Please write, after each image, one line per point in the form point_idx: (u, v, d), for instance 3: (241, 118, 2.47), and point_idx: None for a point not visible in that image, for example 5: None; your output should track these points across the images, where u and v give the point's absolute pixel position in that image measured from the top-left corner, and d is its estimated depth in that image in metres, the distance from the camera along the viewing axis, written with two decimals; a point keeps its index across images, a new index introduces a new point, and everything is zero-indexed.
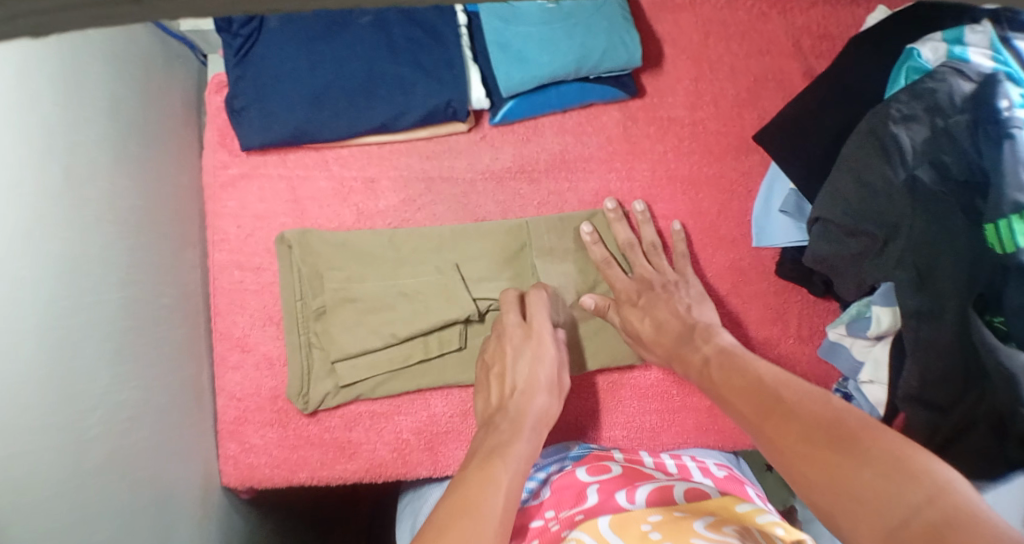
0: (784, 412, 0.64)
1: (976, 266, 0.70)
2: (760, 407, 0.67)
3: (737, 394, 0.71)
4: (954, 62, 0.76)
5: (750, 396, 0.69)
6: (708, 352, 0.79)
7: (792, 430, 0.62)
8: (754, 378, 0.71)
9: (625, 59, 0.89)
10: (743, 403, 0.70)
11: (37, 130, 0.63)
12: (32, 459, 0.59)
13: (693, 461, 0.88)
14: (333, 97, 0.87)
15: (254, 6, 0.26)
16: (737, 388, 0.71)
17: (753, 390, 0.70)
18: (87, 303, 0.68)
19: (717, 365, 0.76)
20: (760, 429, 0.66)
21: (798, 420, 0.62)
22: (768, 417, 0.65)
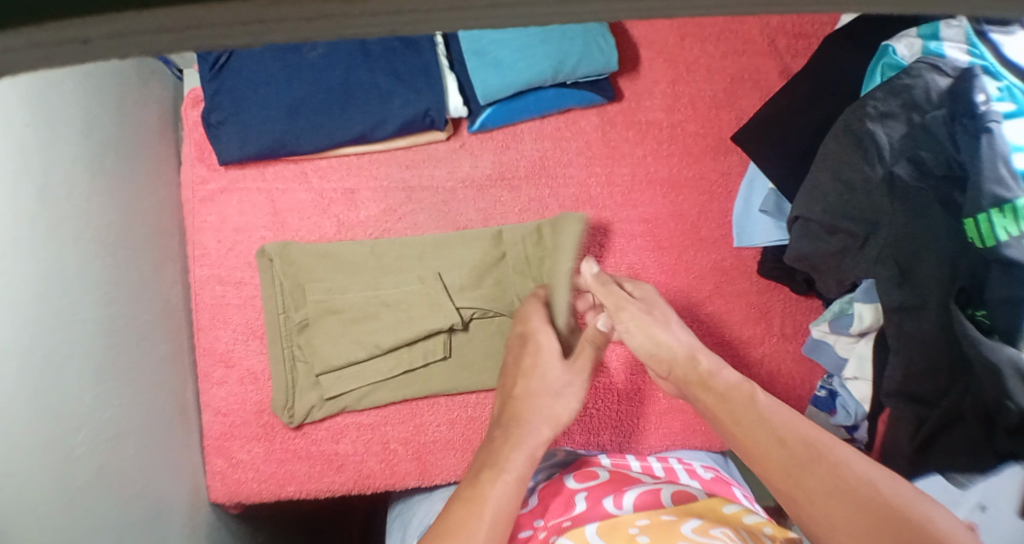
0: (822, 469, 0.62)
1: (957, 259, 0.71)
2: (791, 452, 0.64)
3: (758, 429, 0.68)
4: (929, 58, 0.76)
5: (775, 437, 0.66)
6: (716, 388, 0.73)
7: (836, 492, 0.60)
8: (775, 414, 0.69)
9: (601, 64, 0.90)
10: (764, 447, 0.66)
11: (13, 149, 0.63)
12: (20, 482, 0.59)
13: (681, 464, 0.87)
14: (310, 108, 0.87)
15: (205, 40, 0.21)
16: (754, 423, 0.68)
17: (775, 431, 0.67)
18: (68, 323, 0.68)
19: (724, 403, 0.71)
20: (784, 478, 0.63)
21: (836, 479, 0.61)
22: (799, 468, 0.63)
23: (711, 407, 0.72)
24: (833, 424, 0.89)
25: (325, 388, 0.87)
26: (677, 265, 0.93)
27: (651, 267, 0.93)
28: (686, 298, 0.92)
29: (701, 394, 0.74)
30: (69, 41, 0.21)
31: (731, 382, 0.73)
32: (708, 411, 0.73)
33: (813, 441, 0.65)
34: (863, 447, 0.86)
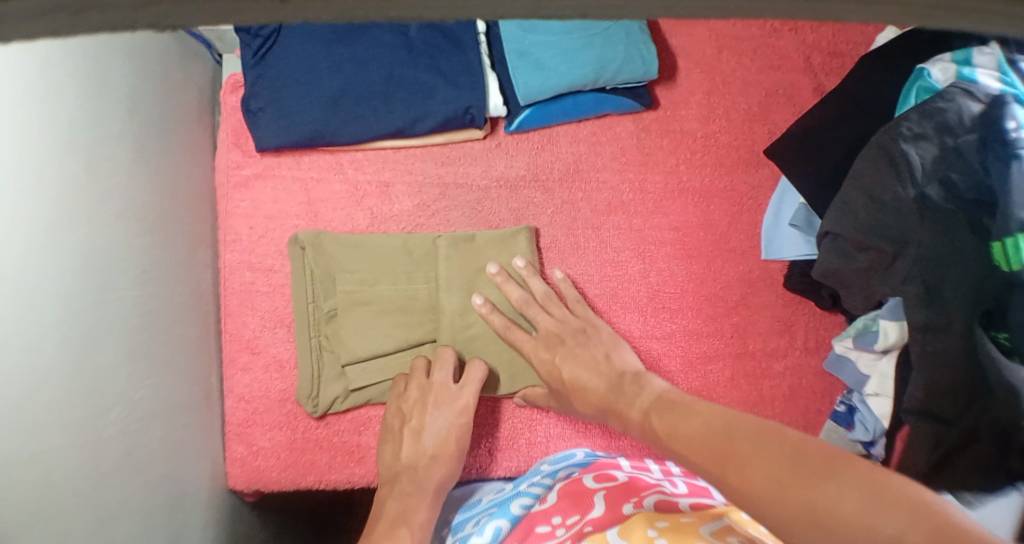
0: (740, 452, 0.59)
1: (982, 279, 0.71)
2: (708, 450, 0.62)
3: (680, 429, 0.68)
4: (963, 83, 0.77)
5: (694, 438, 0.65)
6: (643, 406, 0.75)
7: (763, 458, 0.57)
8: (692, 413, 0.69)
9: (642, 71, 0.91)
10: (690, 449, 0.65)
11: (60, 129, 0.63)
12: (55, 458, 0.59)
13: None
14: (352, 99, 0.87)
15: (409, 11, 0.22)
16: (675, 427, 0.68)
17: (691, 426, 0.67)
18: (106, 300, 0.68)
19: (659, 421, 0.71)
20: (714, 463, 0.60)
21: (762, 455, 0.57)
22: (717, 460, 0.60)
23: (641, 428, 0.74)
24: (851, 440, 0.89)
25: (353, 379, 0.87)
26: (704, 274, 0.94)
27: (678, 274, 0.94)
28: (711, 306, 0.94)
29: (627, 418, 0.77)
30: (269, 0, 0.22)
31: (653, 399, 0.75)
32: (644, 434, 0.73)
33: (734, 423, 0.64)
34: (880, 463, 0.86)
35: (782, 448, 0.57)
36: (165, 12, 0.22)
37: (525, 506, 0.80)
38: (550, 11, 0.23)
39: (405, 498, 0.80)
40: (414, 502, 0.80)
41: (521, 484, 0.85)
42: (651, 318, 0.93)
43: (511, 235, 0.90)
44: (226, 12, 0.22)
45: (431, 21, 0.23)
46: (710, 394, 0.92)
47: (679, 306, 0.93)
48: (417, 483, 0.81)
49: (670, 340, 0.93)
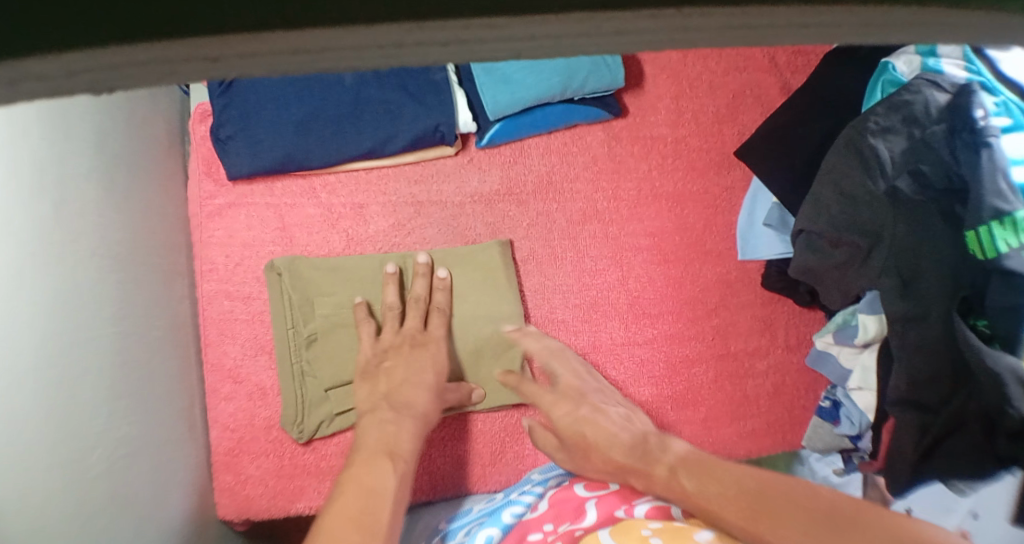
0: (769, 500, 0.65)
1: (958, 268, 0.72)
2: (736, 494, 0.67)
3: (708, 489, 0.69)
4: (928, 74, 0.77)
5: (719, 489, 0.68)
6: (669, 465, 0.75)
7: (798, 521, 0.61)
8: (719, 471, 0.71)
9: (609, 79, 0.92)
10: (710, 498, 0.68)
11: (28, 168, 0.62)
12: (39, 504, 0.58)
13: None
14: (320, 123, 0.87)
15: (337, 62, 0.22)
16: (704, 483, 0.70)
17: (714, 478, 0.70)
18: (84, 340, 0.67)
19: (677, 473, 0.73)
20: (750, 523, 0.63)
21: (793, 501, 0.63)
22: (744, 506, 0.65)
23: (666, 479, 0.73)
24: (837, 435, 0.89)
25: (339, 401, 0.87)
26: (682, 278, 0.95)
27: (656, 279, 0.94)
28: (691, 309, 0.94)
29: (651, 468, 0.76)
30: (198, 58, 0.22)
31: (677, 456, 0.76)
32: (669, 485, 0.72)
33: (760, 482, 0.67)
34: (868, 456, 0.86)
35: (812, 501, 0.63)
36: (103, 77, 0.22)
37: (515, 515, 0.79)
38: (485, 52, 0.22)
39: (388, 428, 0.77)
40: (402, 431, 0.78)
41: (513, 493, 0.84)
42: (632, 324, 0.93)
43: (486, 248, 0.90)
44: (164, 75, 0.22)
45: (366, 69, 0.22)
46: (695, 397, 0.92)
47: (659, 310, 0.94)
48: (405, 413, 0.79)
49: (653, 345, 0.93)
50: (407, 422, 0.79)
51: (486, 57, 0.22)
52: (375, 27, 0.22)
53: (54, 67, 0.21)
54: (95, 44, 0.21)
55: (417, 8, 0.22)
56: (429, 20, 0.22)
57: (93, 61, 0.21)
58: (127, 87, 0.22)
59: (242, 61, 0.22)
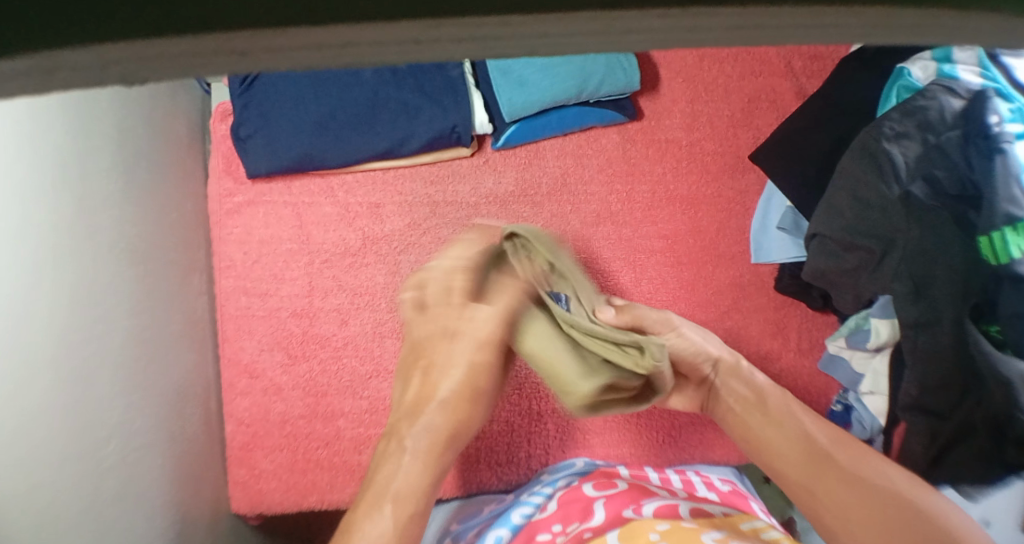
0: (835, 473, 0.70)
1: (972, 274, 0.72)
2: (795, 459, 0.73)
3: (776, 435, 0.76)
4: (944, 80, 0.77)
5: (786, 440, 0.75)
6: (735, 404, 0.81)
7: (855, 497, 0.67)
8: (788, 416, 0.77)
9: (624, 82, 0.92)
10: (774, 452, 0.75)
11: (49, 163, 0.64)
12: (54, 491, 0.59)
13: (696, 476, 0.89)
14: (338, 123, 0.88)
15: (359, 56, 0.22)
16: (770, 425, 0.77)
17: (797, 434, 0.75)
18: (99, 334, 0.68)
19: (745, 412, 0.79)
20: (811, 479, 0.71)
21: (856, 486, 0.68)
22: (808, 477, 0.71)
23: (730, 424, 0.80)
24: (848, 439, 0.90)
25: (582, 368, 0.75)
26: (694, 281, 0.95)
27: (669, 282, 0.94)
28: (703, 312, 0.94)
29: (721, 413, 0.82)
30: (229, 52, 0.22)
31: (749, 389, 0.81)
32: (738, 436, 0.80)
33: (834, 444, 0.73)
34: None
35: (876, 485, 0.67)
36: (135, 70, 0.22)
37: (525, 515, 0.80)
38: (498, 50, 0.23)
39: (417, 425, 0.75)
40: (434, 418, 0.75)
41: (522, 494, 0.85)
42: None
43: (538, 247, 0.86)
44: (193, 66, 0.22)
45: (387, 66, 0.23)
46: None
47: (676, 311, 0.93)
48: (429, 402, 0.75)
49: None
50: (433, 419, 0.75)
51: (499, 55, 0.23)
52: (388, 27, 0.22)
53: (90, 58, 0.22)
54: (129, 39, 0.22)
55: (428, 9, 0.22)
56: (442, 19, 0.22)
57: (126, 53, 0.22)
58: (156, 75, 0.22)
59: (268, 54, 0.22)
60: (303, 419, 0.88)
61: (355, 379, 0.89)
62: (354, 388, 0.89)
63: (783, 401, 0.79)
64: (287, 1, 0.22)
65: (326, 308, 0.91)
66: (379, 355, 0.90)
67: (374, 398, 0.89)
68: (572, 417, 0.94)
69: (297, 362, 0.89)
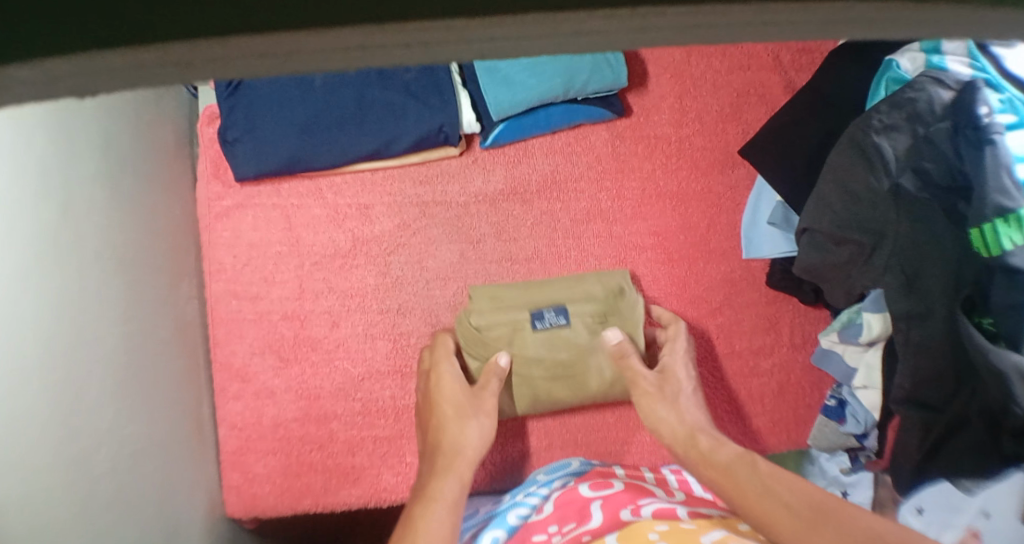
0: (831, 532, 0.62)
1: (963, 266, 0.72)
2: (794, 519, 0.65)
3: (767, 501, 0.69)
4: (933, 71, 0.76)
5: (782, 505, 0.67)
6: (728, 460, 0.77)
7: None
8: (782, 483, 0.70)
9: (612, 80, 0.92)
10: (768, 516, 0.67)
11: (35, 170, 0.63)
12: (45, 496, 0.59)
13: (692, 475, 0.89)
14: (324, 125, 0.87)
15: (280, 66, 0.26)
16: (760, 495, 0.70)
17: (785, 502, 0.67)
18: (86, 341, 0.68)
19: (727, 475, 0.74)
20: (798, 537, 0.63)
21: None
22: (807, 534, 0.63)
23: (716, 479, 0.75)
24: (842, 433, 0.89)
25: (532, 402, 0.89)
26: (686, 278, 0.95)
27: (660, 279, 0.95)
28: (695, 309, 0.95)
29: (706, 469, 0.78)
30: (169, 65, 0.26)
31: (735, 453, 0.77)
32: (718, 486, 0.74)
33: (823, 506, 0.66)
34: (874, 454, 0.86)
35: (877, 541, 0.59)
36: (81, 84, 0.26)
37: (522, 517, 0.80)
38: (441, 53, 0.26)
39: (455, 473, 0.78)
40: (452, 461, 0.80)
41: (518, 494, 0.85)
42: None
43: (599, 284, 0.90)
44: (136, 79, 0.26)
45: (331, 69, 0.26)
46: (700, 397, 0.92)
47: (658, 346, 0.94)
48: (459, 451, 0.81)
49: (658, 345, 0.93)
50: (466, 469, 0.79)
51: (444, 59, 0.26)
52: (333, 32, 0.25)
53: (40, 74, 0.25)
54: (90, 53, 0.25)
55: (365, 14, 0.25)
56: (380, 25, 0.25)
57: (74, 69, 0.25)
58: (105, 87, 0.26)
59: (207, 65, 0.26)
60: (296, 422, 0.88)
61: (347, 381, 0.90)
62: (346, 390, 0.89)
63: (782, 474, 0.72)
64: (224, 19, 0.25)
65: (316, 310, 0.91)
66: (371, 357, 0.90)
67: (367, 400, 0.89)
68: (565, 416, 0.93)
69: (289, 365, 0.89)
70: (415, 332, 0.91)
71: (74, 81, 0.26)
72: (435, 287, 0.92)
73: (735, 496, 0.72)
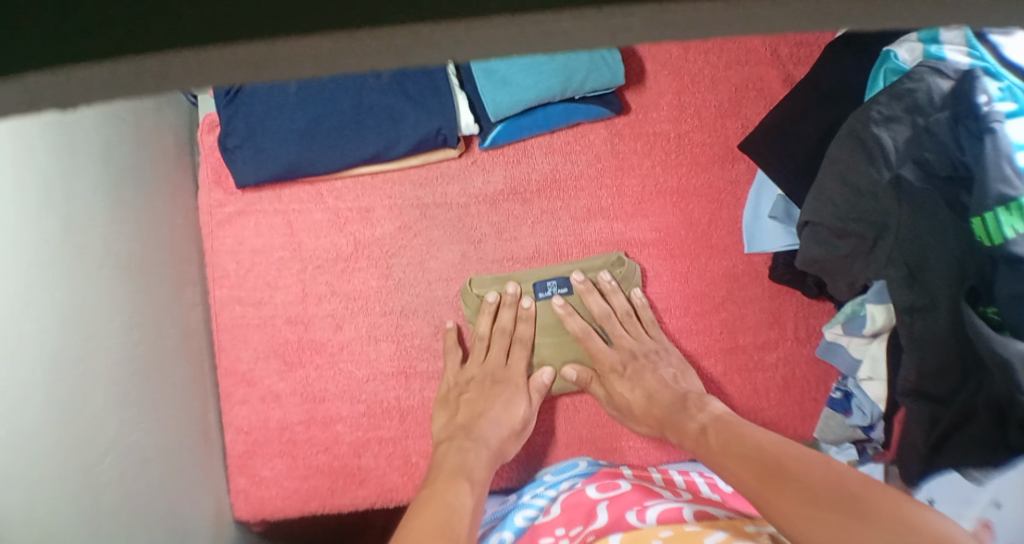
0: (771, 470, 0.70)
1: (965, 257, 0.71)
2: (744, 458, 0.73)
3: (726, 445, 0.77)
4: (931, 62, 0.77)
5: (733, 449, 0.75)
6: (702, 422, 0.82)
7: (788, 486, 0.67)
8: (731, 430, 0.78)
9: (608, 78, 0.92)
10: (722, 453, 0.76)
11: (36, 185, 0.63)
12: (52, 504, 0.60)
13: (701, 476, 0.88)
14: (324, 131, 0.87)
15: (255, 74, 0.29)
16: (720, 443, 0.78)
17: (738, 441, 0.76)
18: (90, 350, 0.68)
19: (703, 437, 0.80)
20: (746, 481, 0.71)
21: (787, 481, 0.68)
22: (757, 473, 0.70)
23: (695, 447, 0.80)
24: (848, 425, 0.89)
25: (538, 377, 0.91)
26: (687, 273, 0.95)
27: (662, 275, 0.95)
28: (697, 304, 0.95)
29: (680, 438, 0.84)
30: (149, 74, 0.28)
31: (713, 418, 0.82)
32: (698, 451, 0.80)
33: (780, 459, 0.71)
34: (881, 446, 0.87)
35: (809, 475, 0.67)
36: (64, 97, 0.28)
37: (528, 518, 0.80)
38: (416, 57, 0.29)
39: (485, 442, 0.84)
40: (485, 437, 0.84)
41: (525, 494, 0.86)
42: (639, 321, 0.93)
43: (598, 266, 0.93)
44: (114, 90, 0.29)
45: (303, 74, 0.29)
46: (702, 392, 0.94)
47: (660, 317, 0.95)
48: (507, 433, 0.86)
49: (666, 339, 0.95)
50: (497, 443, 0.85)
51: (421, 62, 0.29)
52: (305, 41, 0.28)
53: (36, 81, 0.28)
54: (93, 64, 0.28)
55: (352, 24, 0.28)
56: (363, 31, 0.28)
57: (63, 84, 0.28)
58: (85, 99, 0.29)
59: (184, 75, 0.28)
60: (301, 425, 0.89)
61: (352, 384, 0.90)
62: (352, 393, 0.90)
63: (737, 426, 0.79)
64: (201, 35, 0.28)
65: (320, 314, 0.91)
66: (375, 359, 0.91)
67: (372, 402, 0.90)
68: (569, 414, 0.93)
69: (294, 370, 0.90)
70: (419, 334, 0.92)
71: (61, 94, 0.28)
72: (437, 288, 0.92)
73: (713, 459, 0.77)
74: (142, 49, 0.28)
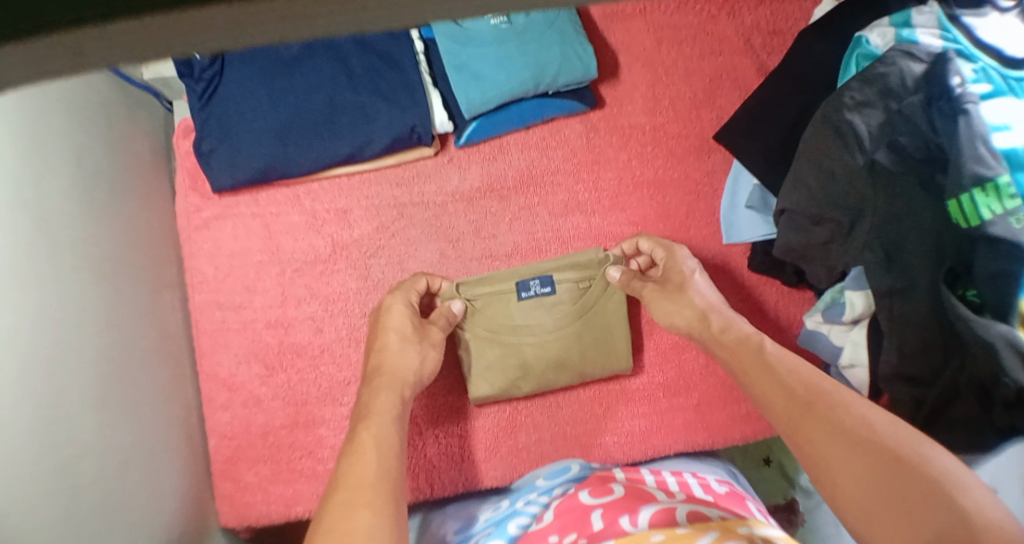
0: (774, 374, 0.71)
1: (945, 239, 0.71)
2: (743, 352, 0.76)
3: (727, 338, 0.79)
4: (904, 45, 0.76)
5: (728, 337, 0.79)
6: (730, 338, 0.79)
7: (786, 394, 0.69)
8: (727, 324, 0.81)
9: (581, 71, 0.91)
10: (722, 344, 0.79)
11: (8, 189, 0.64)
12: (29, 506, 0.59)
13: (694, 478, 0.87)
14: (297, 131, 0.88)
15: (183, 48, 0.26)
16: (717, 336, 0.80)
17: (725, 335, 0.79)
18: (65, 353, 0.68)
19: (735, 349, 0.78)
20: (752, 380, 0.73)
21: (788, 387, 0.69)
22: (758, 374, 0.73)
23: (727, 360, 0.78)
24: None
25: (519, 378, 0.89)
26: None
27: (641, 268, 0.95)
28: None
29: (717, 347, 0.80)
30: (64, 52, 0.26)
31: (740, 335, 0.79)
32: (731, 365, 0.77)
33: (821, 390, 0.67)
34: None
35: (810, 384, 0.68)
36: None
37: (521, 526, 0.78)
38: (324, 24, 0.26)
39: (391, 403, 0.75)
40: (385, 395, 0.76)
41: (518, 502, 0.83)
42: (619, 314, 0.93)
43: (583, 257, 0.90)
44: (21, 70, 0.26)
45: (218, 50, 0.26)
46: (686, 384, 0.94)
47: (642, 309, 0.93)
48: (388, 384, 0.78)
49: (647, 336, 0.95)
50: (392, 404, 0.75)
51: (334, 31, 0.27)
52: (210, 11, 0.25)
53: None
54: None
55: None
56: None
57: None
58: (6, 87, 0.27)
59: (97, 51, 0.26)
60: (284, 428, 0.89)
61: (334, 386, 0.90)
62: (334, 395, 0.90)
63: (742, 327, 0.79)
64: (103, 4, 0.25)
65: (300, 316, 0.91)
66: (356, 360, 0.91)
67: (354, 404, 0.90)
68: (552, 410, 0.93)
69: (274, 373, 0.90)
70: None
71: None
72: None
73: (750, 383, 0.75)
74: (41, 28, 0.25)
